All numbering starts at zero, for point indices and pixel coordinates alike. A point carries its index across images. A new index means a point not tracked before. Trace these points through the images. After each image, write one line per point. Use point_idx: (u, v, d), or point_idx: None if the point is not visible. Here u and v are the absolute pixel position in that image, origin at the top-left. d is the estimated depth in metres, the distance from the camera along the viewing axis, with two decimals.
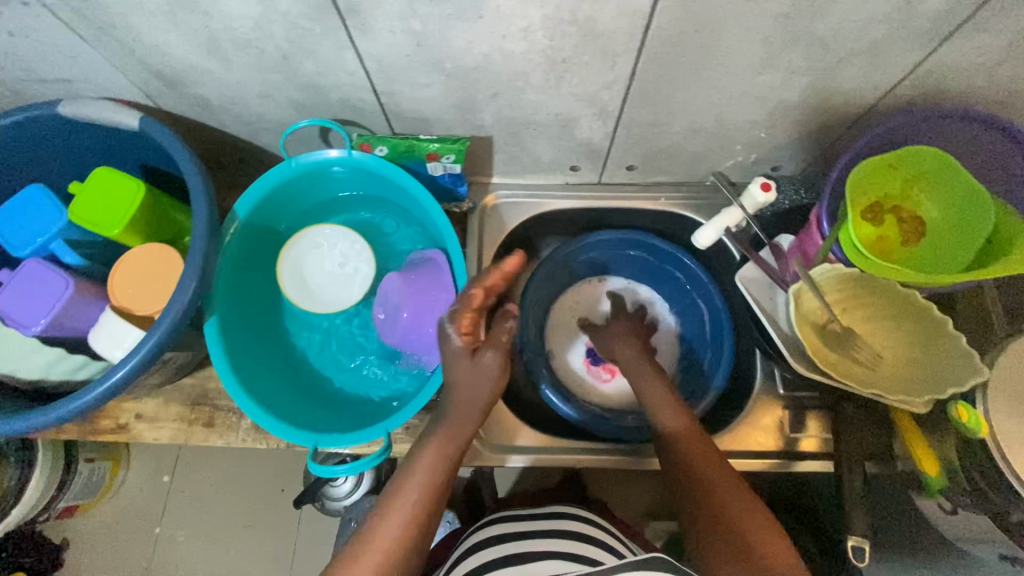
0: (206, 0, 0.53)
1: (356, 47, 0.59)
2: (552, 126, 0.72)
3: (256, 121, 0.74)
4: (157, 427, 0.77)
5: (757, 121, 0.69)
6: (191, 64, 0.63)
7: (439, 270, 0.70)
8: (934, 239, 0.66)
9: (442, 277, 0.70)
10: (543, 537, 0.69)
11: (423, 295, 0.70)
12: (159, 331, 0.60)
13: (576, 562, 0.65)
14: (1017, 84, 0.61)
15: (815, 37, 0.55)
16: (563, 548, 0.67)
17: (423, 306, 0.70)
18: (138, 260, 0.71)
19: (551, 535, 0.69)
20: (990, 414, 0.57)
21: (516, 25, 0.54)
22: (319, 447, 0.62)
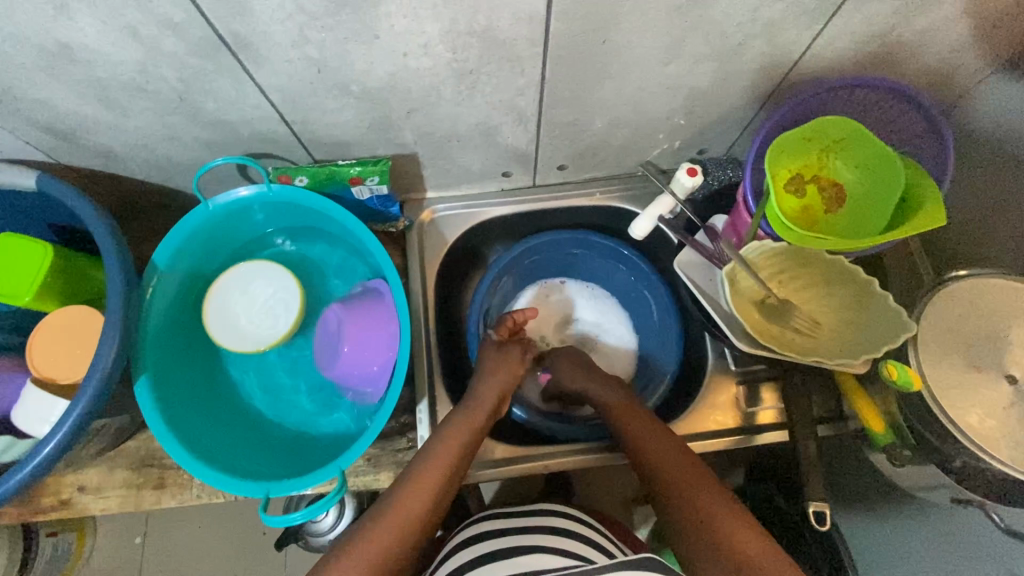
0: (84, 49, 0.51)
1: (256, 80, 0.57)
2: (474, 136, 0.71)
3: (168, 164, 0.71)
4: (104, 496, 0.73)
5: (675, 109, 0.70)
6: (83, 116, 0.60)
7: (380, 299, 0.70)
8: (854, 204, 0.67)
9: (384, 304, 0.69)
10: (532, 532, 0.67)
11: (367, 327, 0.69)
12: (84, 399, 0.57)
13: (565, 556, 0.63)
14: (909, 47, 0.63)
15: (712, 24, 0.56)
16: (552, 545, 0.65)
17: (367, 338, 0.68)
18: (57, 326, 0.67)
19: (539, 530, 0.68)
20: (921, 368, 0.60)
21: (415, 41, 0.53)
22: (272, 496, 0.60)
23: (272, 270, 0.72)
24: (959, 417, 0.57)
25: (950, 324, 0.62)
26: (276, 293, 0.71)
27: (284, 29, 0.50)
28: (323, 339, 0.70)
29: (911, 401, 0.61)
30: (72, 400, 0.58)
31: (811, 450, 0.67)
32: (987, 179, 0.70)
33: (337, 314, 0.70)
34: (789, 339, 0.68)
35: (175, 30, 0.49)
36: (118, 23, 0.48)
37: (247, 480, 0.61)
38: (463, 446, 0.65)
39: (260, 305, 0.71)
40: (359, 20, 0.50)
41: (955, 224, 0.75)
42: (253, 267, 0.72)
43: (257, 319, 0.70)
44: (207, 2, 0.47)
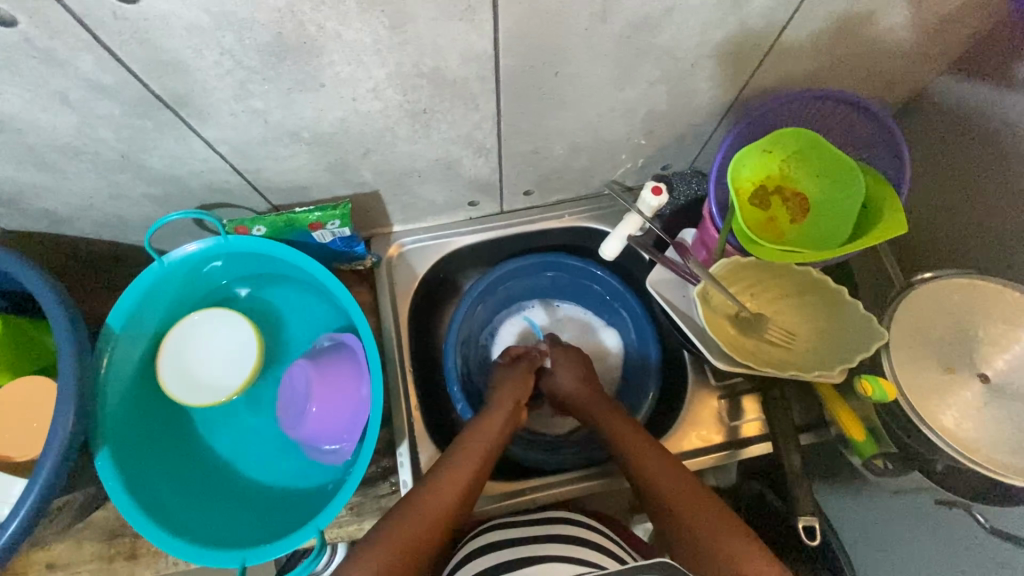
0: (13, 118, 0.48)
1: (201, 135, 0.55)
2: (435, 170, 0.70)
3: (118, 221, 0.68)
4: (75, 572, 0.70)
5: (634, 130, 0.70)
6: (22, 183, 0.58)
7: (352, 356, 0.70)
8: (817, 214, 0.67)
9: (355, 362, 0.69)
10: (539, 540, 0.64)
11: (337, 387, 0.68)
12: (42, 478, 0.53)
13: (574, 565, 0.60)
14: (858, 57, 0.64)
15: (661, 49, 0.56)
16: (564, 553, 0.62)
17: (336, 400, 0.68)
18: (10, 400, 0.64)
19: (546, 538, 0.65)
20: (897, 376, 0.60)
21: (362, 86, 0.52)
22: (248, 564, 0.59)
23: (232, 320, 0.69)
24: (940, 422, 0.57)
25: (919, 326, 0.62)
26: (236, 346, 0.69)
27: (225, 84, 0.48)
28: (289, 393, 0.69)
29: (889, 410, 0.60)
30: (27, 482, 0.54)
31: (796, 464, 0.67)
32: (946, 179, 0.71)
33: (304, 372, 0.68)
34: (764, 351, 0.68)
35: (108, 93, 0.47)
36: (46, 90, 0.46)
37: (223, 549, 0.60)
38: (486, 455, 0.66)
39: (220, 358, 0.69)
40: (302, 70, 0.48)
41: (920, 224, 0.76)
42: (212, 315, 0.69)
43: (216, 375, 0.68)
44: (139, 64, 0.45)
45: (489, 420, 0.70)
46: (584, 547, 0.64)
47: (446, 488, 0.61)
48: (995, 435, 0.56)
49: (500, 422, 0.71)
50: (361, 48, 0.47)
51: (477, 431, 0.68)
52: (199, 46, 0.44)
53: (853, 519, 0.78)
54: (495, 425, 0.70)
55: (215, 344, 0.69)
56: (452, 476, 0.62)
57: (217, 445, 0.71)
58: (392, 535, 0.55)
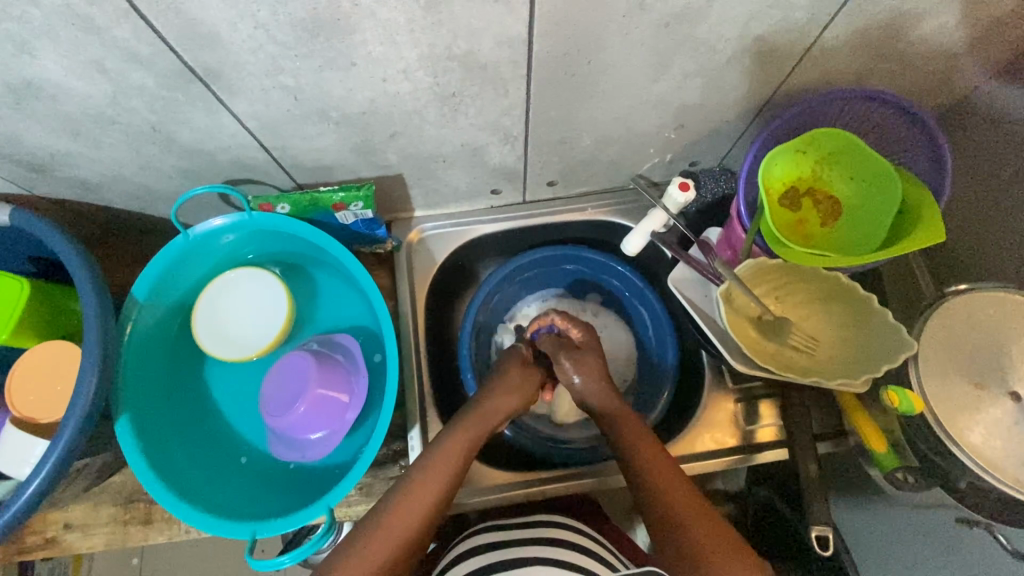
0: (49, 84, 0.49)
1: (231, 110, 0.55)
2: (461, 156, 0.69)
3: (147, 192, 0.69)
4: (90, 535, 0.71)
5: (664, 124, 0.69)
6: (56, 150, 0.58)
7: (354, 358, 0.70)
8: (850, 218, 0.65)
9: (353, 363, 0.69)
10: (548, 545, 0.65)
11: (340, 378, 0.67)
12: (65, 436, 0.55)
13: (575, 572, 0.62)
14: (901, 58, 0.62)
15: (698, 41, 0.54)
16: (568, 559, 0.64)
17: (335, 393, 0.66)
18: (36, 362, 0.66)
19: (552, 541, 0.66)
20: (925, 392, 0.58)
21: (393, 67, 0.51)
22: (258, 536, 0.60)
23: (263, 284, 0.69)
24: (967, 438, 0.55)
25: (949, 341, 0.60)
26: (253, 317, 0.68)
27: (257, 59, 0.48)
28: (280, 375, 0.66)
29: (915, 423, 0.59)
30: (50, 443, 0.56)
31: (812, 473, 0.65)
32: (986, 190, 0.69)
33: (304, 358, 0.66)
34: (786, 357, 0.66)
35: (143, 63, 0.47)
36: (83, 57, 0.46)
37: (235, 521, 0.61)
38: (438, 497, 0.60)
39: (239, 324, 0.68)
40: (334, 48, 0.48)
41: (956, 234, 0.73)
42: (239, 276, 0.69)
43: (230, 345, 0.67)
44: (175, 36, 0.45)
45: (448, 446, 0.64)
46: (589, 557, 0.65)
47: (397, 525, 0.57)
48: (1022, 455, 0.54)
49: (455, 454, 0.63)
50: (395, 27, 0.47)
51: (432, 464, 0.62)
52: (234, 19, 0.44)
53: (862, 533, 0.76)
54: (456, 457, 0.63)
55: (231, 315, 0.68)
56: (425, 489, 0.60)
57: (234, 417, 0.72)
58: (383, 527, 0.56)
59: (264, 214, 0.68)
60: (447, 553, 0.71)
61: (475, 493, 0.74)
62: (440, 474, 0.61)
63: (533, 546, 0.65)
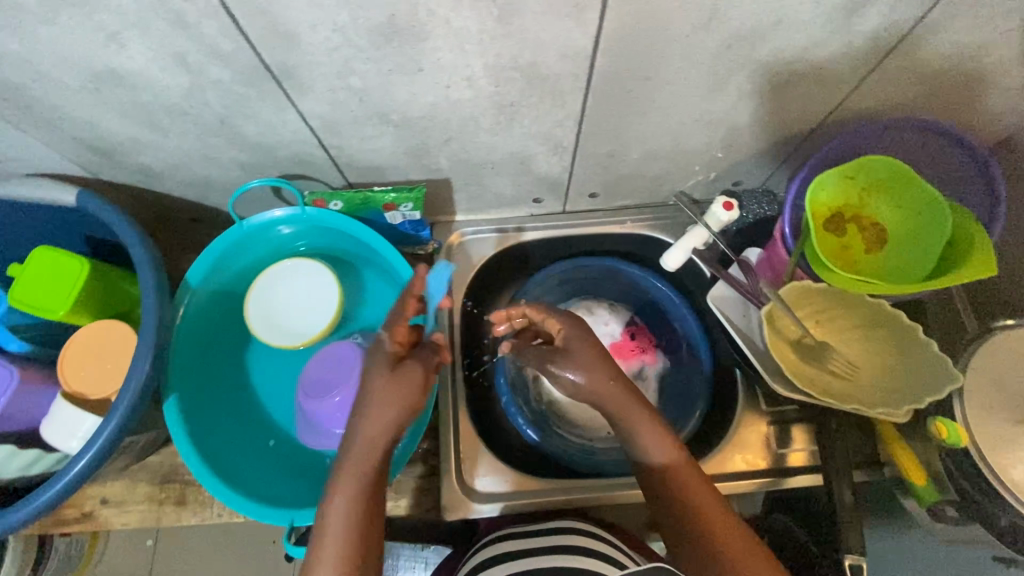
0: (131, 74, 0.51)
1: (298, 108, 0.57)
2: (509, 164, 0.70)
3: (204, 183, 0.71)
4: (126, 511, 0.73)
5: (713, 143, 0.69)
6: (126, 136, 0.61)
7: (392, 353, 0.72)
8: (895, 246, 0.65)
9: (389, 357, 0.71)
10: (586, 555, 0.65)
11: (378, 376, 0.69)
12: (116, 416, 0.57)
13: None
14: (958, 90, 0.62)
15: (758, 63, 0.55)
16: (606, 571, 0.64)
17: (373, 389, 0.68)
18: (89, 340, 0.68)
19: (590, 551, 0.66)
20: (968, 422, 0.57)
21: (458, 74, 0.53)
22: (295, 524, 0.61)
23: (315, 275, 0.71)
24: (1010, 475, 0.55)
25: (995, 377, 0.59)
26: (300, 304, 0.70)
27: (330, 60, 0.50)
28: (322, 361, 0.68)
29: (955, 455, 0.58)
30: (103, 420, 0.58)
31: (846, 500, 0.65)
32: None
33: (347, 347, 0.68)
34: (824, 382, 0.66)
35: (223, 58, 0.49)
36: (168, 50, 0.48)
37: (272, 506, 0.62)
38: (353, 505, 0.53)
39: (286, 309, 0.70)
40: (405, 53, 0.50)
41: (1003, 270, 0.72)
42: (290, 264, 0.71)
43: (279, 327, 0.69)
44: (258, 35, 0.47)
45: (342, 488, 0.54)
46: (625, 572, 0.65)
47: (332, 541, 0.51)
48: None
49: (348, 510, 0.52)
50: (466, 36, 0.48)
51: (328, 530, 0.52)
52: (315, 21, 0.46)
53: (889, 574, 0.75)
54: (352, 515, 0.52)
55: (279, 299, 0.70)
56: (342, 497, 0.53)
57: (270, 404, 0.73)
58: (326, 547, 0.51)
59: (318, 209, 0.72)
60: (473, 555, 0.71)
61: (500, 498, 0.75)
62: (348, 524, 0.52)
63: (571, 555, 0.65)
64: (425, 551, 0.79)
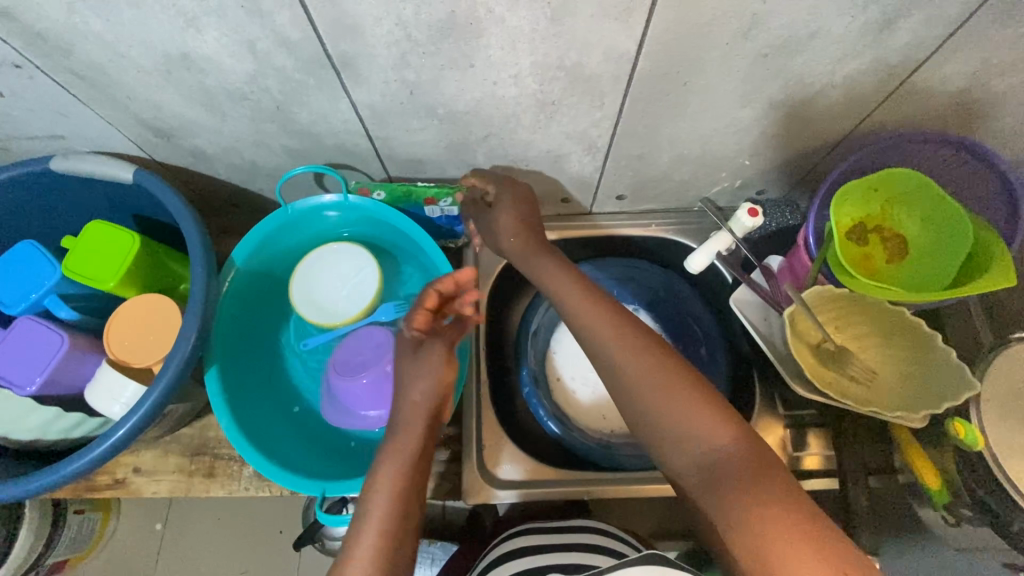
0: (202, 58, 0.55)
1: (351, 98, 0.60)
2: (543, 162, 0.73)
3: (251, 168, 0.75)
4: (157, 480, 0.76)
5: (741, 150, 0.72)
6: (186, 118, 0.64)
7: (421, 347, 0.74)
8: (916, 257, 0.67)
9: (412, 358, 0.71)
10: (601, 552, 0.67)
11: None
12: (163, 381, 0.60)
13: None
14: (980, 108, 0.64)
15: (791, 72, 0.58)
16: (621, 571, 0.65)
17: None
18: (134, 312, 0.70)
19: (606, 551, 0.67)
20: (985, 429, 0.59)
21: (506, 72, 0.56)
22: (327, 494, 0.63)
23: (362, 262, 0.75)
24: None
25: (1013, 387, 0.61)
26: (347, 287, 0.75)
27: (388, 53, 0.53)
28: (356, 341, 0.70)
29: (971, 462, 0.59)
30: (149, 384, 0.61)
31: (862, 502, 0.72)
32: None
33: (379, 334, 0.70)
34: (844, 386, 0.67)
35: (289, 47, 0.53)
36: (240, 37, 0.52)
37: (304, 477, 0.64)
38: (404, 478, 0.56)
39: (332, 290, 0.75)
40: (459, 49, 0.53)
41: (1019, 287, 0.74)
42: (341, 250, 0.75)
43: (326, 305, 0.74)
44: (325, 26, 0.50)
45: (389, 467, 0.56)
46: None
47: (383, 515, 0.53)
48: None
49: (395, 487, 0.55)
50: (518, 35, 0.51)
51: (366, 520, 0.53)
52: (380, 14, 0.49)
53: None
54: (392, 488, 0.55)
55: (328, 280, 0.75)
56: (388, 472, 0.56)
57: (302, 381, 0.76)
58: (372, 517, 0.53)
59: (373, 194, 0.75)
60: (492, 549, 0.72)
61: (518, 487, 0.75)
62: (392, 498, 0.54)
63: (587, 552, 0.66)
64: (433, 548, 0.85)
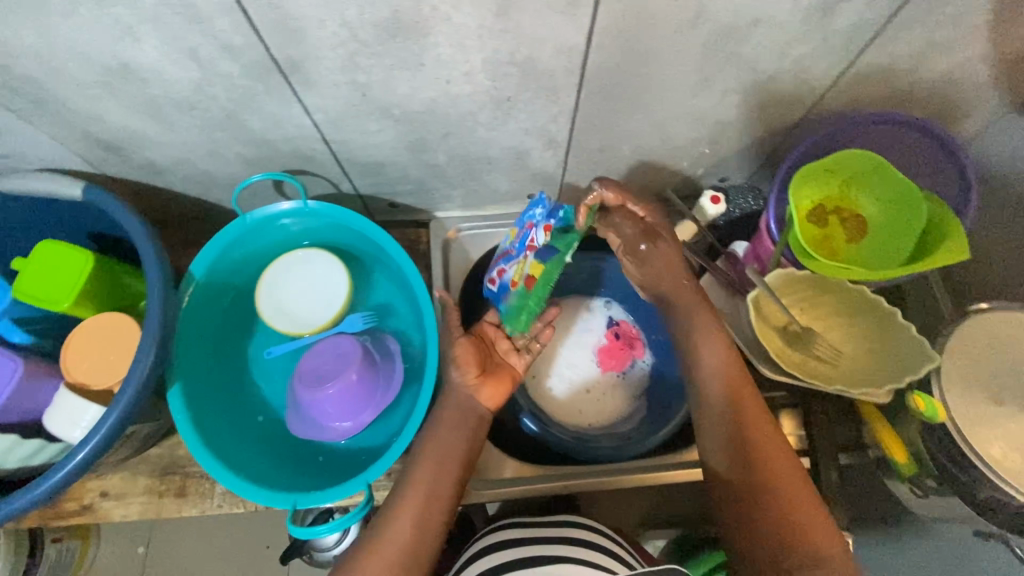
0: (143, 68, 0.53)
1: (302, 102, 0.59)
2: (505, 159, 0.73)
3: (207, 178, 0.73)
4: (126, 503, 0.74)
5: (699, 138, 0.72)
6: (133, 131, 0.63)
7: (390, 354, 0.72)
8: (875, 236, 0.68)
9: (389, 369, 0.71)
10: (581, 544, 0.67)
11: (374, 375, 0.69)
12: (122, 402, 0.58)
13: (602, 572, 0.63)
14: (926, 88, 0.66)
15: (742, 59, 0.58)
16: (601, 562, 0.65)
17: (369, 386, 0.68)
18: (92, 331, 0.69)
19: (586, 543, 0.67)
20: (946, 400, 0.60)
21: (458, 69, 0.55)
22: (298, 506, 0.62)
23: (329, 270, 0.74)
24: (987, 453, 0.57)
25: (971, 357, 0.62)
26: (313, 295, 0.73)
27: (335, 55, 0.53)
28: (322, 351, 0.68)
29: (935, 433, 0.60)
30: (108, 406, 0.59)
31: (832, 479, 0.70)
32: (1005, 220, 0.72)
33: (347, 344, 0.68)
34: (811, 366, 0.69)
35: (233, 52, 0.52)
36: (181, 45, 0.50)
37: (274, 491, 0.63)
38: (440, 477, 0.59)
39: (299, 299, 0.73)
40: (408, 48, 0.52)
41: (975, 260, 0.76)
42: (307, 257, 0.74)
43: (292, 313, 0.73)
44: (267, 30, 0.49)
45: (425, 470, 0.60)
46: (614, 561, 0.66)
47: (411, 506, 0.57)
48: None
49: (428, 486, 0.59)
50: (466, 32, 0.51)
51: (396, 516, 0.57)
52: (323, 16, 0.48)
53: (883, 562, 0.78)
54: (428, 487, 0.59)
55: (294, 288, 0.74)
56: (428, 471, 0.59)
57: (270, 393, 0.74)
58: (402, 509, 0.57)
59: (513, 290, 0.72)
60: (471, 545, 0.71)
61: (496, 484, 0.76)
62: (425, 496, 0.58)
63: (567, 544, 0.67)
64: None
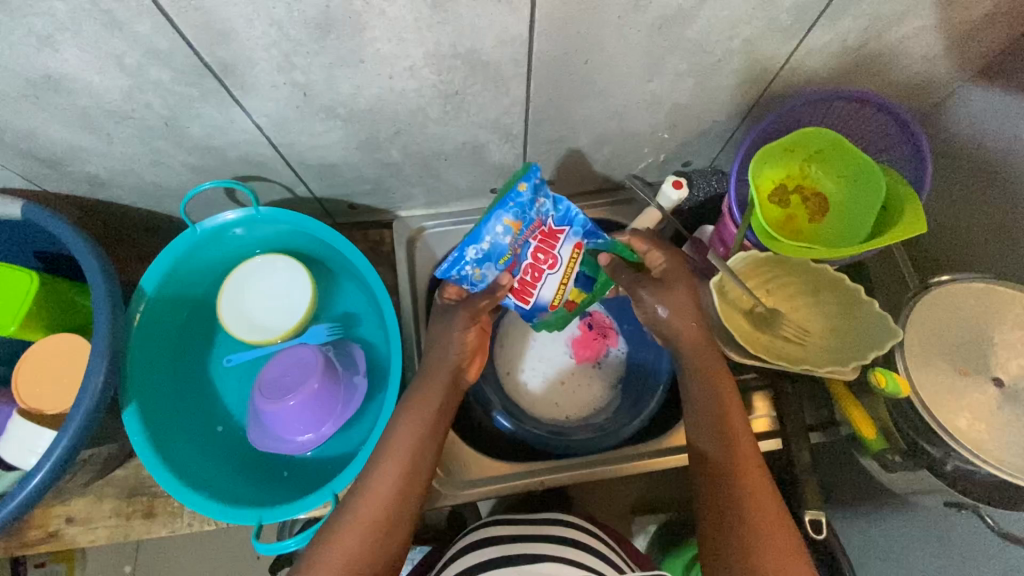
0: (69, 78, 0.51)
1: (242, 106, 0.57)
2: (462, 154, 0.72)
3: (155, 188, 0.71)
4: (93, 528, 0.72)
5: (657, 124, 0.71)
6: (69, 145, 0.60)
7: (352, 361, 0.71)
8: (836, 213, 0.68)
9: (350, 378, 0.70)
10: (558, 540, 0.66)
11: (337, 384, 0.67)
12: (73, 425, 0.56)
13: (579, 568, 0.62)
14: (878, 61, 0.65)
15: (690, 41, 0.57)
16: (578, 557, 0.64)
17: (329, 398, 0.66)
18: (43, 354, 0.66)
19: (563, 538, 0.66)
20: (911, 375, 0.60)
21: (400, 64, 0.54)
22: (264, 522, 0.61)
23: (292, 278, 0.72)
24: (953, 424, 0.57)
25: (934, 329, 0.62)
26: (273, 306, 0.71)
27: (270, 56, 0.51)
28: (286, 362, 0.67)
29: (901, 407, 0.61)
30: (59, 431, 0.57)
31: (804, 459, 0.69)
32: (966, 189, 0.72)
33: (309, 355, 0.67)
34: (777, 348, 0.68)
35: (161, 57, 0.49)
36: (105, 52, 0.48)
37: (238, 507, 0.62)
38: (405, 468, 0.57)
39: (260, 307, 0.72)
40: (344, 45, 0.50)
41: (939, 230, 0.76)
42: (269, 265, 0.72)
43: (252, 322, 0.71)
44: (193, 32, 0.47)
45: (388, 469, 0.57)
46: (592, 555, 0.65)
47: (379, 497, 0.55)
48: (1010, 439, 0.56)
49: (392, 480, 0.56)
50: (403, 26, 0.49)
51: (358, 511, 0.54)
52: (251, 16, 0.46)
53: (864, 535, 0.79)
54: (393, 480, 0.56)
55: (254, 296, 0.72)
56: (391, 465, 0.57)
57: (233, 405, 0.73)
58: (365, 502, 0.55)
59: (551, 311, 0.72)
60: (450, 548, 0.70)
61: (468, 483, 0.74)
62: (389, 489, 0.56)
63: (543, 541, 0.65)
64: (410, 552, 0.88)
